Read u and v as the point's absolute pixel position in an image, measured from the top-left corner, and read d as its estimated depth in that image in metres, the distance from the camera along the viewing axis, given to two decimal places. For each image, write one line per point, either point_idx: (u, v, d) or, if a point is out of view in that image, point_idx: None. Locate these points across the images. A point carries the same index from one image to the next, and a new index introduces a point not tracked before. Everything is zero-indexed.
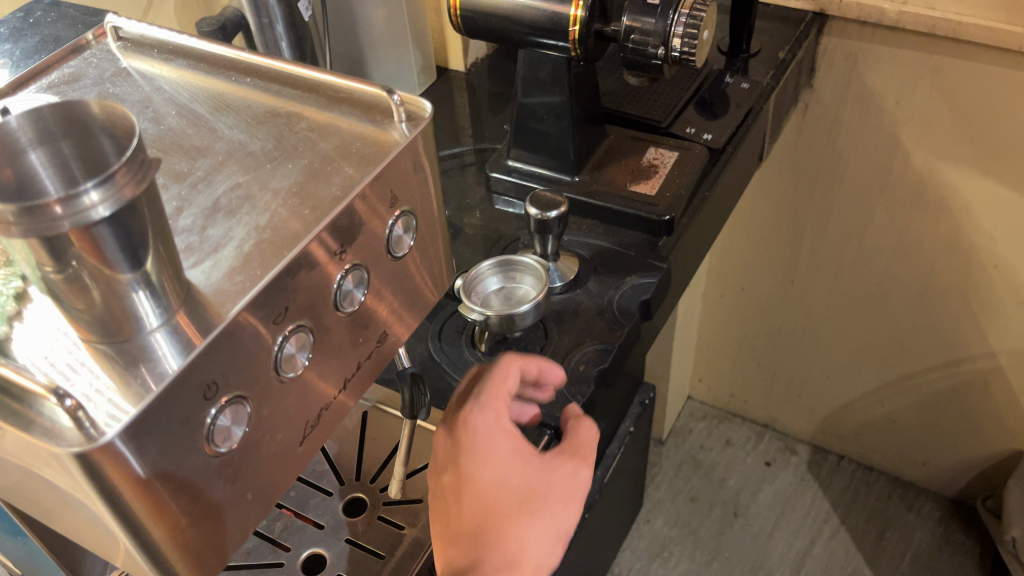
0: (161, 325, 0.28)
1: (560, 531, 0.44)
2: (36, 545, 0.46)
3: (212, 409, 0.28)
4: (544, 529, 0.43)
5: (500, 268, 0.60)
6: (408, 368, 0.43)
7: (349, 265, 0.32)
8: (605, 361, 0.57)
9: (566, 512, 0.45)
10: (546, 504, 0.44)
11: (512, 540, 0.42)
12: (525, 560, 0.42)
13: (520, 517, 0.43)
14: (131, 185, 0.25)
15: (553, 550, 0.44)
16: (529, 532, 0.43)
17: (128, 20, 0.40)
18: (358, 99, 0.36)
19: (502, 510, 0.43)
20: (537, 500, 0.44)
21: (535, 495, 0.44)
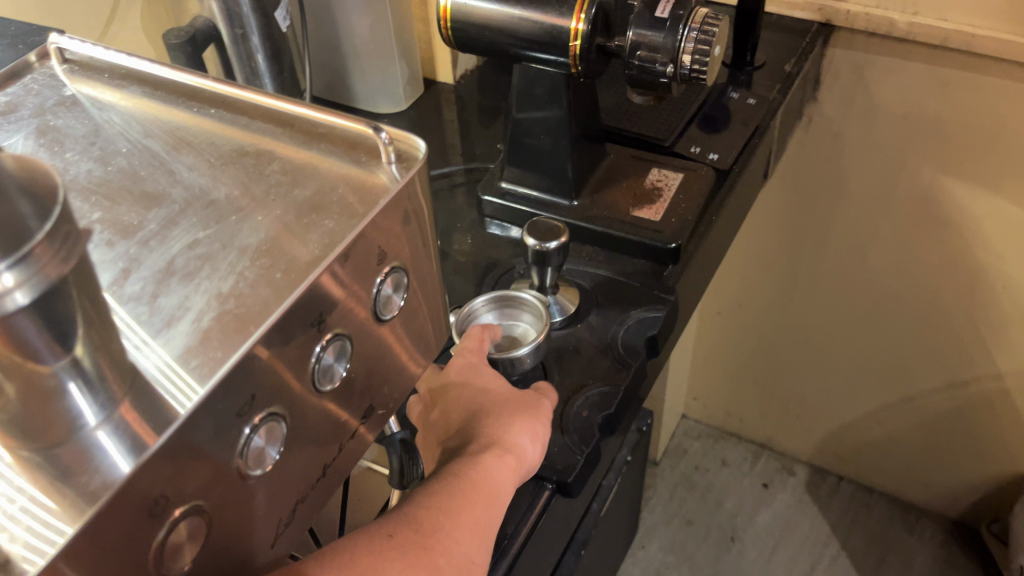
0: (102, 422, 0.23)
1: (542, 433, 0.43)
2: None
3: (161, 524, 0.23)
4: (525, 425, 0.42)
5: (500, 303, 0.55)
6: (396, 432, 0.47)
7: (330, 335, 0.27)
8: (609, 405, 0.53)
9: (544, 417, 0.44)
10: (527, 403, 0.44)
11: (495, 428, 0.41)
12: (511, 443, 0.40)
13: (503, 411, 0.42)
14: (56, 264, 0.20)
15: (535, 452, 0.42)
16: (512, 421, 0.42)
17: (75, 41, 0.35)
18: (340, 136, 0.31)
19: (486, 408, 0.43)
20: (518, 400, 0.44)
21: (515, 397, 0.44)
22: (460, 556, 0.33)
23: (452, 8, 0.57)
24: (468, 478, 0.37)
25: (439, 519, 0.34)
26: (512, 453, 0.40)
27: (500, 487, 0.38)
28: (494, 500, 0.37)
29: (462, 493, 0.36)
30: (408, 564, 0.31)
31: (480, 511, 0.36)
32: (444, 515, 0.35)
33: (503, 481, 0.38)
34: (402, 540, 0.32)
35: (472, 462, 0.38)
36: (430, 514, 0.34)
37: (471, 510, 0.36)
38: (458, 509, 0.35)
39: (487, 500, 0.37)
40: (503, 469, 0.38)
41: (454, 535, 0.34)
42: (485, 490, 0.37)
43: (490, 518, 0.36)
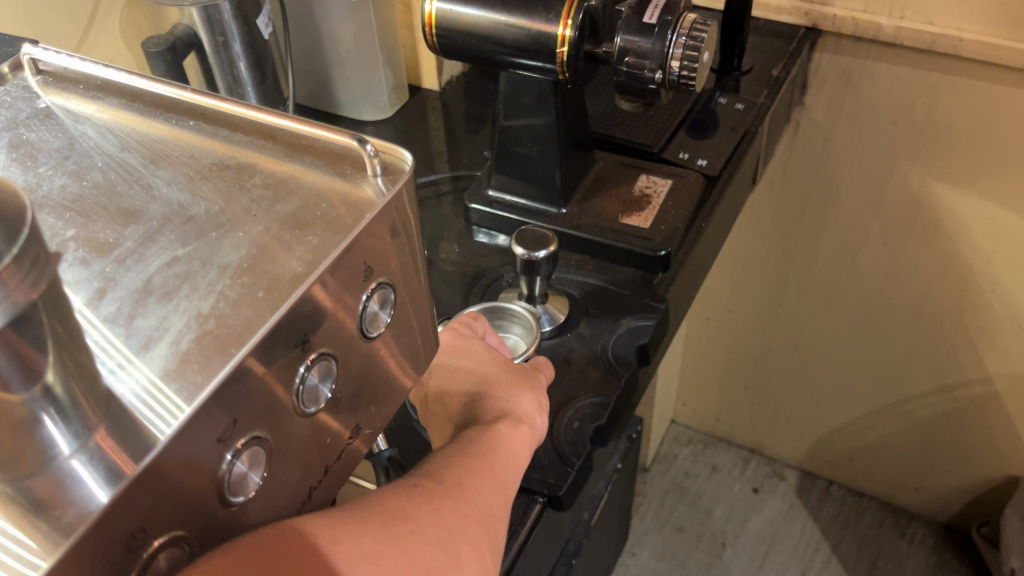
0: (77, 451, 0.22)
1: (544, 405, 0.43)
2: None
3: (140, 557, 0.22)
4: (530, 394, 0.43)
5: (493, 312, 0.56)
6: (384, 450, 0.47)
7: (315, 355, 0.26)
8: (602, 415, 0.52)
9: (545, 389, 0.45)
10: (526, 377, 0.44)
11: (504, 399, 0.41)
12: (520, 412, 0.41)
13: (509, 381, 0.43)
14: (23, 288, 0.19)
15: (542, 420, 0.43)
16: (519, 390, 0.42)
17: (49, 51, 0.34)
18: (324, 148, 0.30)
19: (492, 381, 0.43)
20: (518, 374, 0.44)
21: (515, 371, 0.44)
22: (484, 507, 0.33)
23: (438, 14, 0.57)
24: (486, 441, 0.37)
25: (459, 474, 0.34)
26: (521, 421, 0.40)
27: (516, 451, 0.38)
28: (512, 462, 0.37)
29: (481, 452, 0.36)
30: (431, 508, 0.30)
31: (500, 472, 0.36)
32: (464, 470, 0.34)
33: (519, 447, 0.38)
34: (427, 491, 0.31)
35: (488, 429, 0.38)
36: (451, 470, 0.34)
37: (492, 470, 0.35)
38: (480, 467, 0.35)
39: (506, 461, 0.36)
40: (518, 434, 0.39)
41: (476, 487, 0.33)
42: (504, 452, 0.37)
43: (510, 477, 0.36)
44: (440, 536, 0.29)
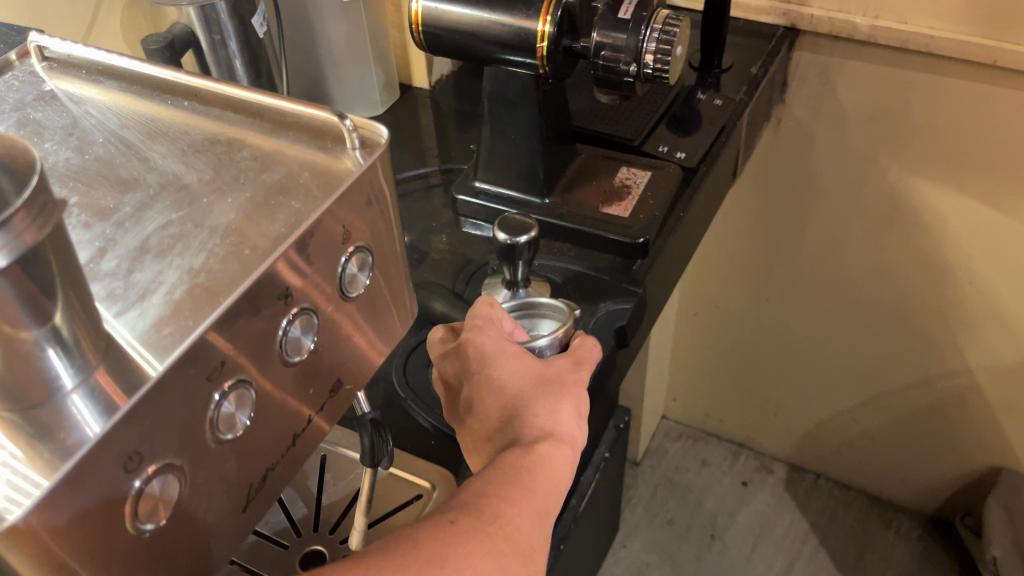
0: (78, 385, 0.25)
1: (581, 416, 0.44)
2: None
3: (136, 481, 0.24)
4: (569, 405, 0.43)
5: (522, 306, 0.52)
6: (367, 414, 0.39)
7: (296, 309, 0.29)
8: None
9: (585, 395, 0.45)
10: (565, 386, 0.44)
11: (545, 416, 0.42)
12: (562, 432, 0.42)
13: (547, 394, 0.43)
14: (31, 230, 0.21)
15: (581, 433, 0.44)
16: (556, 405, 0.43)
17: (55, 39, 0.37)
18: (307, 124, 0.33)
19: (529, 396, 0.43)
20: (556, 380, 0.44)
21: (551, 378, 0.44)
22: (523, 541, 0.35)
23: (424, 13, 0.59)
24: (528, 467, 0.38)
25: (499, 507, 0.36)
26: (563, 443, 0.41)
27: (556, 476, 0.39)
28: (553, 487, 0.39)
29: (521, 480, 0.38)
30: (473, 553, 0.33)
31: (540, 500, 0.38)
32: (504, 502, 0.36)
33: (561, 471, 0.39)
34: (463, 528, 0.34)
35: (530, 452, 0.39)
36: (491, 503, 0.36)
37: (533, 499, 0.37)
38: (520, 497, 0.37)
39: (548, 489, 0.38)
40: (559, 458, 0.40)
41: (515, 521, 0.36)
42: (544, 476, 0.39)
43: (551, 505, 0.38)
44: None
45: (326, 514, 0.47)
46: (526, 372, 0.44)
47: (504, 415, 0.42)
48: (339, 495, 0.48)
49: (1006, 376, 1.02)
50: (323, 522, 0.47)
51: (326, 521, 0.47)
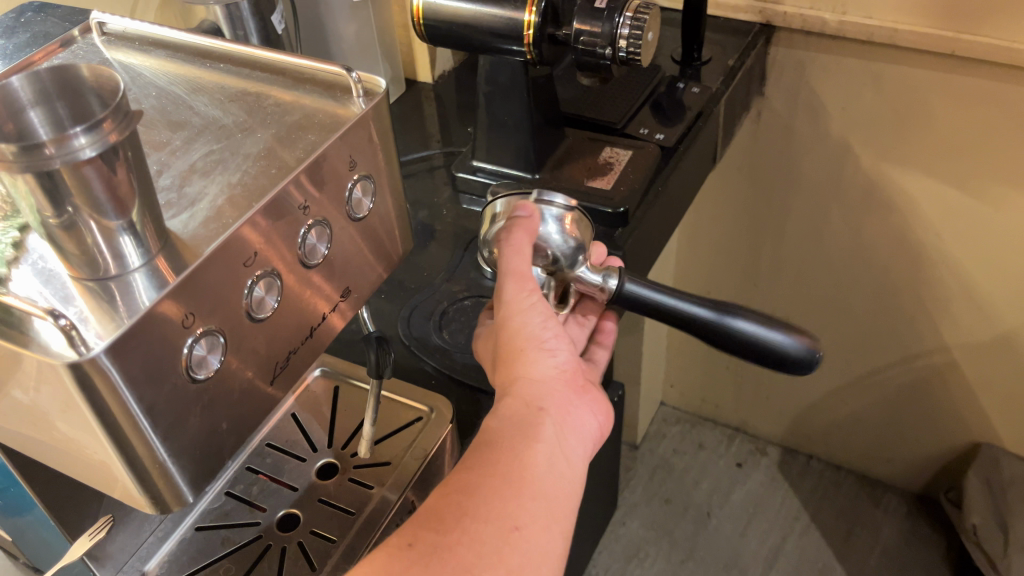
0: (142, 266, 0.32)
1: (532, 342, 0.47)
2: (40, 512, 0.45)
3: (189, 337, 0.31)
4: (519, 354, 0.47)
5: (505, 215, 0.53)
6: (373, 331, 0.51)
7: (312, 221, 0.36)
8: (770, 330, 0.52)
9: (533, 318, 0.48)
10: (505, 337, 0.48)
11: (502, 384, 0.46)
12: (517, 385, 0.46)
13: (502, 362, 0.47)
14: (116, 132, 0.28)
15: (546, 364, 0.47)
16: (509, 368, 0.47)
17: (113, 16, 0.44)
18: (322, 79, 0.40)
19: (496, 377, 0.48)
20: (505, 336, 0.48)
21: (502, 338, 0.48)
22: (492, 532, 0.38)
23: (424, 8, 0.66)
24: (482, 458, 0.42)
25: (461, 505, 0.39)
26: (515, 403, 0.45)
27: (518, 436, 0.43)
28: (518, 453, 0.42)
29: (478, 469, 0.41)
30: (442, 566, 0.36)
31: (508, 473, 0.41)
32: (462, 498, 0.39)
33: (519, 428, 0.43)
34: (419, 545, 0.37)
35: (482, 445, 0.43)
36: (448, 505, 0.39)
37: (497, 475, 0.41)
38: (477, 487, 0.40)
39: (509, 462, 0.42)
40: (513, 414, 0.44)
41: (479, 513, 0.39)
42: (500, 455, 0.42)
43: (520, 465, 0.42)
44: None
45: (338, 433, 0.53)
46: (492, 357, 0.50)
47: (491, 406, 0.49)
48: (349, 419, 0.54)
49: (981, 354, 1.07)
50: (336, 439, 0.53)
51: (338, 438, 0.53)
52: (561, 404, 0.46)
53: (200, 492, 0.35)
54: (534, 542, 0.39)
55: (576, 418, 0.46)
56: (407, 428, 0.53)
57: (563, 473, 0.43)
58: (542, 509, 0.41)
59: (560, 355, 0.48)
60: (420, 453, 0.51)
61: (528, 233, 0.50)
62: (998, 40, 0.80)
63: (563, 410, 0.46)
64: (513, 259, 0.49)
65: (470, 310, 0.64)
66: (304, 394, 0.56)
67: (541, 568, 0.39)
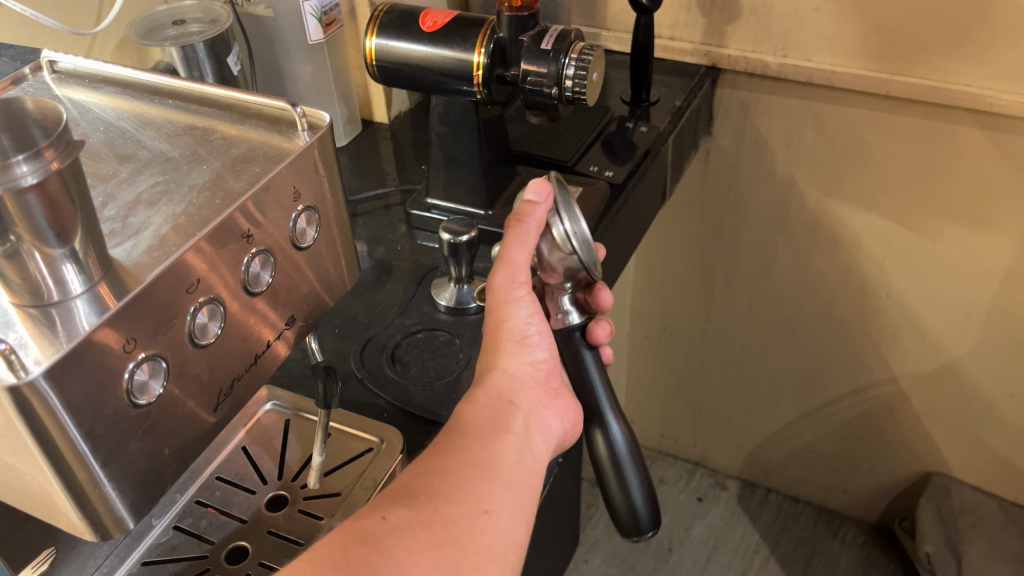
0: (84, 291, 0.32)
1: (513, 338, 0.50)
2: None
3: (130, 362, 0.32)
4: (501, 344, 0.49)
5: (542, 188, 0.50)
6: (320, 361, 0.52)
7: (256, 249, 0.38)
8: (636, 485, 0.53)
9: (521, 309, 0.50)
10: (491, 328, 0.50)
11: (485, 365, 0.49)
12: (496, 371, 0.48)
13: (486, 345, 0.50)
14: (58, 160, 0.29)
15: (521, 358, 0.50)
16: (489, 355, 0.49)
17: (64, 55, 0.45)
18: (268, 114, 0.42)
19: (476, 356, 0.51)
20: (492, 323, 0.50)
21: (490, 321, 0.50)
22: (461, 514, 0.38)
23: (376, 49, 0.68)
24: (456, 439, 0.42)
25: (435, 486, 0.39)
26: (492, 390, 0.46)
27: (490, 421, 0.44)
28: (491, 439, 0.43)
29: (450, 449, 0.41)
30: (414, 540, 0.36)
31: (479, 454, 0.42)
32: (438, 478, 0.39)
33: (495, 413, 0.45)
34: (395, 520, 0.37)
35: (457, 426, 0.43)
36: (425, 484, 0.39)
37: (470, 455, 0.41)
38: (451, 469, 0.40)
39: (480, 446, 0.42)
40: (490, 401, 0.45)
41: (452, 496, 0.39)
42: (474, 437, 0.42)
43: (493, 450, 0.42)
44: (442, 561, 0.36)
45: (288, 464, 0.53)
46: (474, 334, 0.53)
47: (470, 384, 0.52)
48: (299, 450, 0.54)
49: (928, 384, 1.09)
50: (286, 471, 0.53)
51: (288, 470, 0.53)
52: (531, 399, 0.48)
53: (142, 517, 0.36)
54: (500, 527, 0.39)
55: (544, 413, 0.49)
56: (358, 459, 0.54)
57: (529, 465, 0.44)
58: (511, 494, 0.41)
59: (538, 354, 0.51)
60: (370, 482, 0.52)
61: (523, 220, 0.49)
62: (929, 82, 0.83)
63: (533, 405, 0.48)
64: (515, 250, 0.49)
65: (423, 342, 0.65)
66: (254, 427, 0.56)
67: (507, 555, 0.39)
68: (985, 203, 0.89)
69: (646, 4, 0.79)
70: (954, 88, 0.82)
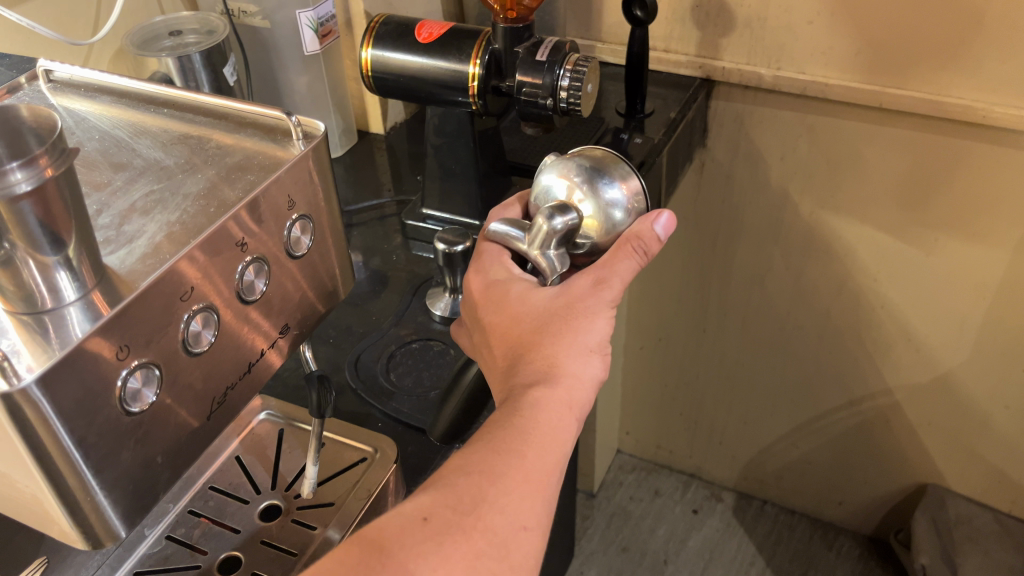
0: (77, 298, 0.32)
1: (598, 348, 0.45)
2: None
3: (124, 369, 0.32)
4: (577, 341, 0.45)
5: (593, 156, 0.52)
6: (315, 370, 0.52)
7: (250, 257, 0.38)
8: None
9: (603, 317, 0.46)
10: (569, 321, 0.45)
11: (550, 354, 0.44)
12: (566, 371, 0.44)
13: (556, 330, 0.45)
14: (51, 167, 0.29)
15: (593, 369, 0.45)
16: (559, 346, 0.44)
17: (60, 64, 0.46)
18: (263, 123, 0.43)
19: (536, 334, 0.45)
20: (568, 312, 0.46)
21: (568, 308, 0.46)
22: (504, 530, 0.38)
23: (372, 60, 0.69)
24: (512, 439, 0.40)
25: (482, 490, 0.38)
26: (563, 399, 0.43)
27: (552, 427, 0.41)
28: (547, 447, 0.41)
29: (505, 451, 0.40)
30: (453, 549, 0.36)
31: (531, 462, 0.40)
32: (489, 483, 0.39)
33: (557, 421, 0.42)
34: (436, 522, 0.37)
35: (517, 428, 0.41)
36: (472, 486, 0.38)
37: (524, 463, 0.40)
38: (504, 473, 0.39)
39: (536, 455, 0.40)
40: (555, 405, 0.42)
41: (498, 503, 0.38)
42: (531, 446, 0.40)
43: (547, 464, 0.40)
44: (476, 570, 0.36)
45: (282, 474, 0.53)
46: (532, 304, 0.47)
47: (510, 358, 0.46)
48: (293, 460, 0.54)
49: (923, 396, 1.09)
50: (280, 481, 0.53)
51: (282, 480, 0.53)
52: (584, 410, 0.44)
53: (134, 526, 0.35)
54: (534, 545, 0.39)
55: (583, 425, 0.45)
56: (352, 468, 0.54)
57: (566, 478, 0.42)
58: (549, 512, 0.40)
59: None
60: (364, 492, 0.51)
61: (642, 252, 0.48)
62: (922, 94, 0.83)
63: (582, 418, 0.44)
64: (624, 268, 0.47)
65: (418, 352, 0.65)
66: (248, 437, 0.56)
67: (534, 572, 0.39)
68: (978, 214, 0.90)
69: (641, 16, 0.80)
70: (947, 100, 0.82)
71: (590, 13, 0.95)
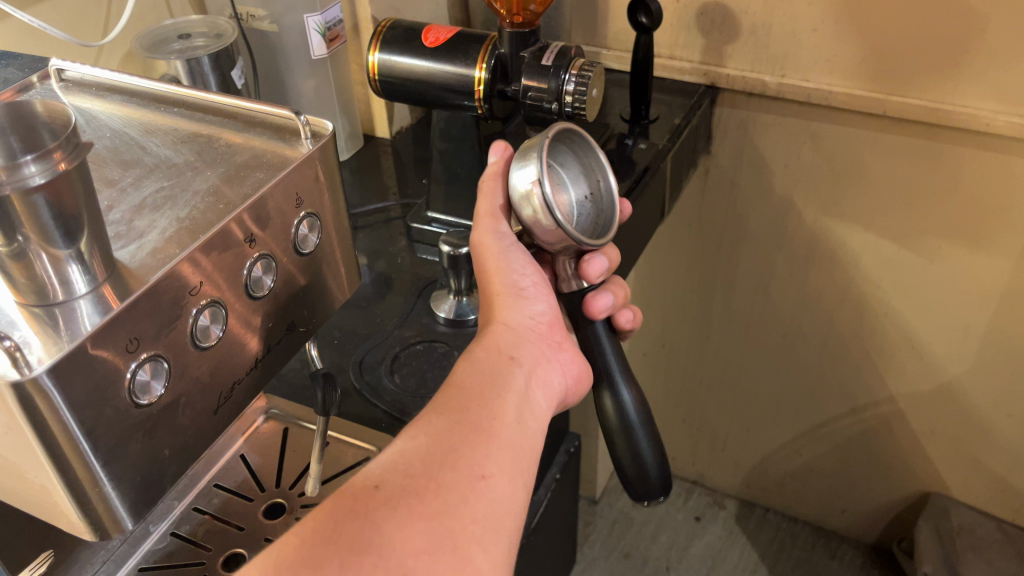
0: (88, 292, 0.33)
1: (511, 291, 0.49)
2: None
3: (133, 362, 0.32)
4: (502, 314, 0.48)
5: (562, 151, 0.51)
6: (320, 368, 0.52)
7: (258, 253, 0.38)
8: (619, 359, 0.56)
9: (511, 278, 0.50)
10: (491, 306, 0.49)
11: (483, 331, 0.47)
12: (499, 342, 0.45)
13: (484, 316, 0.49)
14: (65, 162, 0.30)
15: (524, 310, 0.49)
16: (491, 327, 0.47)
17: (72, 63, 0.46)
18: (272, 123, 0.43)
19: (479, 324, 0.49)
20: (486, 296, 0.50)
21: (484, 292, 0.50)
22: (461, 481, 0.37)
23: (379, 63, 0.69)
24: (453, 398, 0.41)
25: (431, 450, 0.38)
26: (494, 359, 0.44)
27: (488, 383, 0.42)
28: (489, 401, 0.41)
29: (443, 409, 0.40)
30: (409, 510, 0.35)
31: (476, 415, 0.40)
32: (430, 439, 0.38)
33: (492, 377, 0.42)
34: (388, 487, 0.35)
35: (454, 389, 0.41)
36: (417, 445, 0.38)
37: (466, 418, 0.39)
38: (449, 429, 0.39)
39: (478, 408, 0.40)
40: (487, 364, 0.43)
41: (447, 457, 0.37)
42: (471, 402, 0.40)
43: (489, 416, 0.40)
44: (435, 526, 0.35)
45: (287, 473, 0.54)
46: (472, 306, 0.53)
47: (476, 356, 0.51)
48: (298, 459, 0.54)
49: (926, 404, 1.09)
50: (284, 479, 0.53)
51: (286, 478, 0.53)
52: (533, 358, 0.46)
53: (141, 518, 0.36)
54: (498, 492, 0.37)
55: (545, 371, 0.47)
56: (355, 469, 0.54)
57: (530, 426, 0.42)
58: (511, 458, 0.39)
59: (537, 306, 0.50)
60: None
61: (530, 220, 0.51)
62: (924, 101, 0.84)
63: (534, 365, 0.46)
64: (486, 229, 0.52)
65: (422, 354, 0.65)
66: (253, 436, 0.56)
67: (508, 522, 0.37)
68: (981, 222, 0.90)
69: (646, 22, 0.80)
70: (950, 107, 0.83)
71: (596, 20, 0.96)
